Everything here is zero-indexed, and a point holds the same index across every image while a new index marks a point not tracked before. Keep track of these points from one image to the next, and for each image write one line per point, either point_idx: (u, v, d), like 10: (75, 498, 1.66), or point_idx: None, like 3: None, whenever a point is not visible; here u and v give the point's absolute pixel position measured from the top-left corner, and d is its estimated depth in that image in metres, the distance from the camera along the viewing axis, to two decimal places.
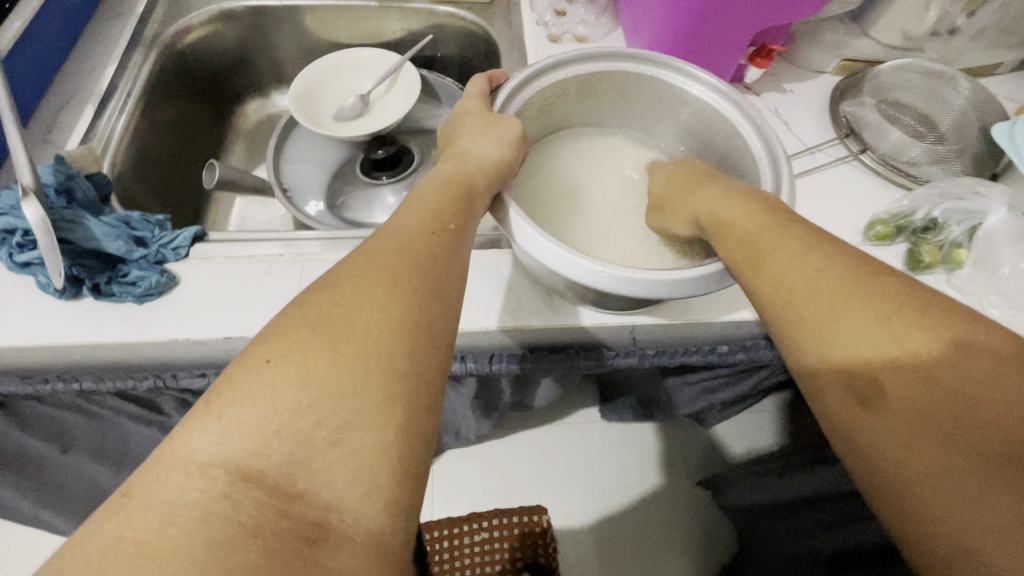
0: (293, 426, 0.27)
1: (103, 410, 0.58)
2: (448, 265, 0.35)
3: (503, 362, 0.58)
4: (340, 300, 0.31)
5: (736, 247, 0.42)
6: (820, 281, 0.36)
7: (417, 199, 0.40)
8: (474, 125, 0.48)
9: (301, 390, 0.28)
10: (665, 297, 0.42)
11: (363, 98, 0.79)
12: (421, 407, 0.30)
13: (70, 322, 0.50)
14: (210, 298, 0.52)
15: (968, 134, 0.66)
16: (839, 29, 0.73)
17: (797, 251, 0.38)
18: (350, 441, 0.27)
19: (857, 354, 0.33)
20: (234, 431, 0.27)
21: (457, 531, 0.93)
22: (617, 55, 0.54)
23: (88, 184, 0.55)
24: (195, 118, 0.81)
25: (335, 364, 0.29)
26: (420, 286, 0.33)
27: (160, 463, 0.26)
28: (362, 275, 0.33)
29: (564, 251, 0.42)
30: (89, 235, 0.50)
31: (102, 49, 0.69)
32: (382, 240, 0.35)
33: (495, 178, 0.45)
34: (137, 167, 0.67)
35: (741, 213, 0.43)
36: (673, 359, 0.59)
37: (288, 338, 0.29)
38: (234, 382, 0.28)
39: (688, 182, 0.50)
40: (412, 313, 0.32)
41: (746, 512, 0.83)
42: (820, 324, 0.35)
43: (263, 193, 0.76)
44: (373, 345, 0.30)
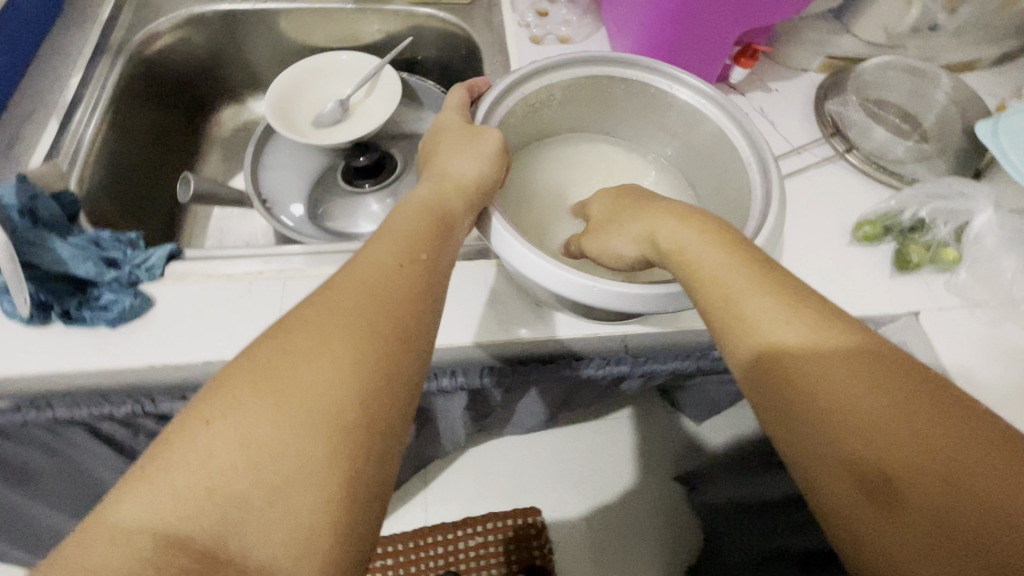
0: (229, 486, 0.28)
1: (73, 439, 0.55)
2: (411, 304, 0.35)
3: (492, 376, 0.57)
4: (289, 351, 0.31)
5: (707, 296, 0.38)
6: (807, 346, 0.33)
7: (390, 226, 0.40)
8: (451, 139, 0.46)
9: (239, 452, 0.28)
10: (653, 310, 0.42)
11: (341, 103, 0.77)
12: (365, 459, 0.30)
13: (40, 351, 0.48)
14: (188, 320, 0.50)
15: (951, 132, 0.67)
16: (821, 27, 0.73)
17: (778, 309, 0.35)
18: (288, 499, 0.28)
19: (856, 438, 0.30)
20: (164, 494, 0.27)
21: (450, 537, 0.95)
22: (602, 60, 0.53)
23: (53, 204, 0.53)
24: (167, 127, 0.78)
25: (276, 422, 0.29)
26: (377, 332, 0.33)
27: (91, 526, 0.27)
28: (317, 322, 0.33)
29: (552, 265, 0.42)
30: (56, 259, 0.48)
31: (65, 58, 0.66)
32: (346, 279, 0.35)
33: (474, 197, 0.44)
34: (107, 182, 0.64)
35: (715, 254, 0.39)
36: (664, 366, 0.58)
37: (231, 394, 0.30)
38: (172, 444, 0.28)
39: (629, 211, 0.46)
40: (360, 365, 0.31)
41: (721, 510, 0.84)
42: (812, 399, 0.32)
43: (241, 205, 0.74)
44: (319, 401, 0.30)
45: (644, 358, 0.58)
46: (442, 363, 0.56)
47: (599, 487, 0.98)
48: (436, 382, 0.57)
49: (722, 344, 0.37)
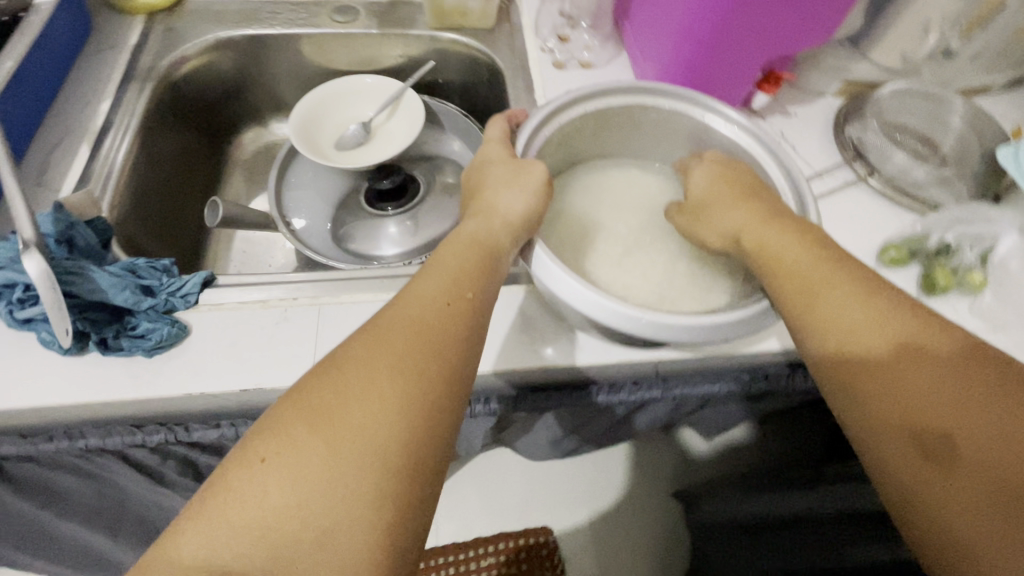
0: (281, 525, 0.28)
1: (104, 465, 0.55)
2: (455, 343, 0.35)
3: (525, 404, 0.57)
4: (340, 390, 0.32)
5: (782, 283, 0.42)
6: (870, 328, 0.38)
7: (437, 262, 0.40)
8: (498, 172, 0.46)
9: (292, 489, 0.28)
10: (700, 341, 0.42)
11: (365, 126, 0.78)
12: (408, 503, 0.30)
13: (77, 381, 0.47)
14: (223, 349, 0.50)
15: (969, 158, 0.68)
16: (839, 54, 0.75)
17: (847, 296, 0.40)
18: (335, 541, 0.28)
19: (916, 405, 0.35)
20: (218, 531, 0.27)
21: (463, 557, 0.97)
22: (636, 89, 0.54)
23: (89, 231, 0.53)
24: (191, 150, 0.78)
25: (328, 462, 0.29)
26: (423, 372, 0.33)
27: (153, 563, 0.27)
28: (368, 359, 0.33)
29: (598, 295, 0.42)
30: (94, 288, 0.48)
31: (95, 84, 0.67)
32: (393, 316, 0.36)
33: (521, 231, 0.44)
34: (135, 206, 0.65)
35: (792, 250, 0.43)
36: (693, 390, 0.58)
37: (285, 432, 0.30)
38: (229, 481, 0.29)
39: (729, 197, 0.48)
40: (412, 404, 0.32)
41: (716, 528, 0.86)
42: (875, 372, 0.37)
43: (265, 228, 0.74)
44: (370, 441, 0.30)
45: (674, 383, 0.59)
46: (476, 389, 0.56)
47: (615, 503, 0.99)
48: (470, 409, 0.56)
49: (790, 322, 0.42)
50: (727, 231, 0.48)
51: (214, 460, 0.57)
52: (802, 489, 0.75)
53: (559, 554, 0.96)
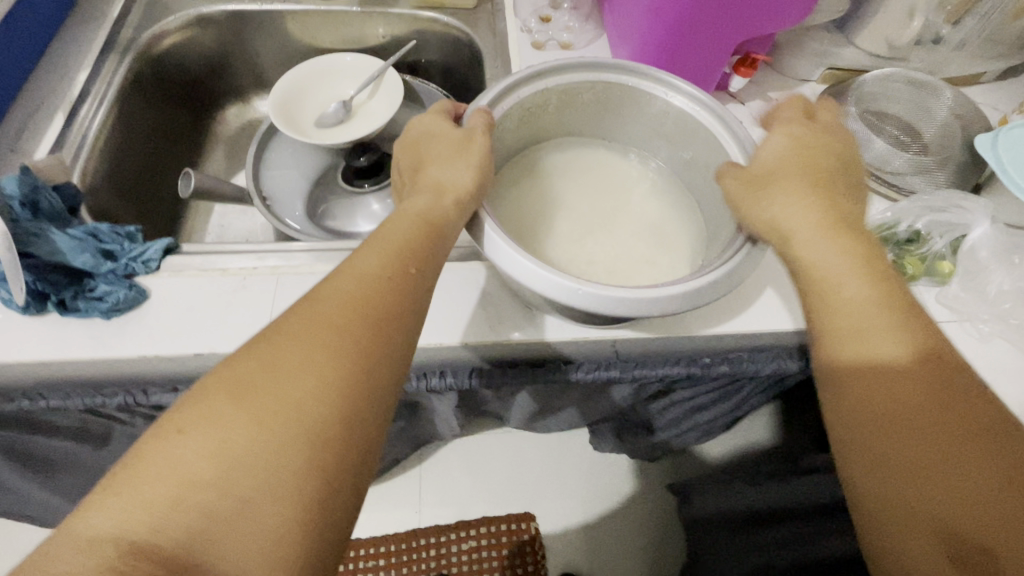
0: (199, 496, 0.27)
1: (72, 424, 0.57)
2: (395, 319, 0.36)
3: (481, 378, 0.56)
4: (268, 362, 0.32)
5: (840, 333, 0.39)
6: (922, 398, 0.36)
7: (380, 238, 0.40)
8: (443, 146, 0.46)
9: (213, 460, 0.28)
10: (640, 314, 0.41)
11: (345, 104, 0.78)
12: (337, 469, 0.30)
13: (37, 339, 0.49)
14: (179, 313, 0.51)
15: (952, 143, 0.66)
16: (824, 38, 0.73)
17: (905, 359, 0.37)
18: (257, 509, 0.28)
19: (954, 496, 0.33)
20: (132, 502, 0.27)
21: (445, 539, 1.01)
22: (599, 65, 0.53)
23: (55, 195, 0.54)
24: (173, 125, 0.79)
25: (253, 431, 0.29)
26: (359, 345, 0.33)
27: (59, 539, 0.26)
28: (302, 333, 0.33)
29: (540, 267, 0.42)
30: (53, 249, 0.49)
31: (75, 55, 0.68)
32: (330, 291, 0.36)
33: (465, 201, 0.44)
34: (111, 175, 0.66)
35: (857, 288, 0.39)
36: (654, 372, 0.57)
37: (207, 404, 0.30)
38: (144, 454, 0.28)
39: (784, 188, 0.44)
40: (346, 376, 0.32)
41: (709, 522, 0.81)
42: (918, 448, 0.35)
43: (242, 202, 0.75)
44: (299, 411, 0.30)
45: (633, 363, 0.57)
46: (432, 363, 0.56)
47: (595, 493, 1.04)
48: (424, 382, 0.56)
49: (823, 379, 0.40)
50: (767, 223, 0.44)
51: None
52: (778, 482, 0.74)
53: (541, 540, 1.01)
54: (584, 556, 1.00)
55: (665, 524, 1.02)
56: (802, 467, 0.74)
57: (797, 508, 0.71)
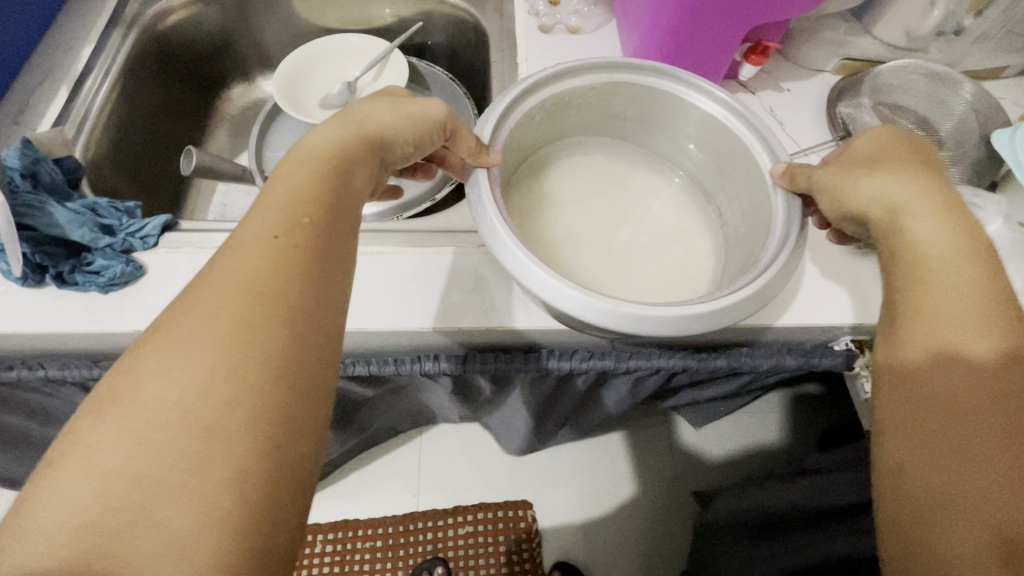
0: (87, 520, 0.24)
1: (69, 396, 0.58)
2: (285, 277, 0.32)
3: (476, 362, 0.56)
4: (144, 362, 0.28)
5: (925, 322, 0.36)
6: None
7: (273, 197, 0.36)
8: (364, 95, 0.46)
9: (95, 478, 0.25)
10: (651, 333, 0.40)
11: (349, 85, 0.77)
12: (241, 448, 0.27)
13: (34, 311, 0.49)
14: (175, 289, 0.51)
15: (968, 139, 0.63)
16: (840, 27, 0.71)
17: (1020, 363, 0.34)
18: (157, 515, 0.25)
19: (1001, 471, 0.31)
20: (17, 547, 0.23)
21: (442, 524, 1.02)
22: (623, 67, 0.52)
23: (56, 168, 0.54)
24: (178, 102, 0.79)
25: (134, 439, 0.26)
26: (237, 316, 0.30)
27: None
28: (180, 322, 0.29)
29: (557, 280, 0.40)
30: (52, 222, 0.50)
31: (80, 29, 0.68)
32: (216, 271, 0.32)
33: (386, 121, 0.42)
34: (114, 152, 0.66)
35: (973, 287, 0.36)
36: (649, 362, 0.57)
37: (82, 425, 0.26)
38: (29, 492, 0.25)
39: (877, 166, 0.42)
40: (235, 351, 0.29)
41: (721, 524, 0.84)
42: (983, 429, 0.32)
43: (244, 180, 0.75)
44: (183, 401, 0.27)
45: (628, 354, 0.57)
46: (428, 346, 0.57)
47: (593, 491, 1.04)
48: (420, 365, 0.57)
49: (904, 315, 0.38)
50: (860, 197, 0.42)
51: None
52: (781, 479, 0.76)
53: (537, 527, 1.02)
54: (580, 547, 1.00)
55: (662, 520, 1.02)
56: (807, 467, 0.75)
57: (790, 509, 0.70)
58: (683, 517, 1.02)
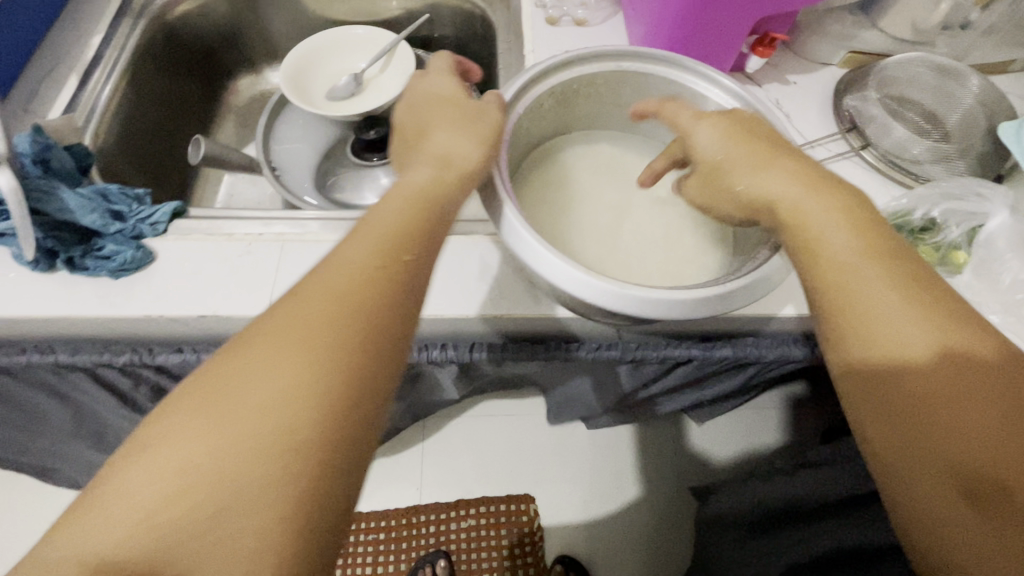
0: (165, 514, 0.25)
1: (78, 381, 0.58)
2: (381, 314, 0.31)
3: (483, 351, 0.57)
4: (240, 372, 0.28)
5: (853, 331, 0.34)
6: (960, 377, 0.31)
7: (370, 220, 0.35)
8: (445, 112, 0.42)
9: (177, 479, 0.25)
10: (668, 318, 0.40)
11: (356, 77, 0.77)
12: (315, 482, 0.27)
13: (45, 295, 0.49)
14: (184, 275, 0.51)
15: (973, 132, 0.63)
16: (847, 20, 0.71)
17: (953, 357, 0.31)
18: (228, 525, 0.25)
19: (955, 487, 0.30)
20: (97, 527, 0.25)
21: (444, 517, 1.02)
22: (631, 56, 0.52)
23: (67, 155, 0.55)
24: (186, 92, 0.80)
25: (221, 447, 0.26)
26: (336, 348, 0.29)
27: (37, 559, 0.24)
28: (274, 338, 0.29)
29: (562, 261, 0.40)
30: (63, 207, 0.50)
31: (89, 18, 0.68)
32: (309, 287, 0.31)
33: (471, 171, 0.40)
34: (122, 141, 0.66)
35: (886, 283, 0.34)
36: (656, 352, 0.57)
37: (176, 418, 0.27)
38: (114, 471, 0.26)
39: (753, 156, 0.40)
40: (321, 382, 0.28)
41: (716, 523, 0.82)
42: (932, 445, 0.30)
43: (251, 171, 0.75)
44: (269, 423, 0.27)
45: (634, 345, 0.57)
46: (434, 335, 0.57)
47: (596, 485, 1.04)
48: (427, 354, 0.57)
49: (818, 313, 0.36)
50: (750, 194, 0.39)
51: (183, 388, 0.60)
52: (786, 474, 0.75)
53: (539, 522, 1.02)
54: (582, 542, 1.00)
55: (663, 514, 1.02)
56: (811, 460, 0.73)
57: (792, 503, 0.71)
58: (685, 512, 1.02)
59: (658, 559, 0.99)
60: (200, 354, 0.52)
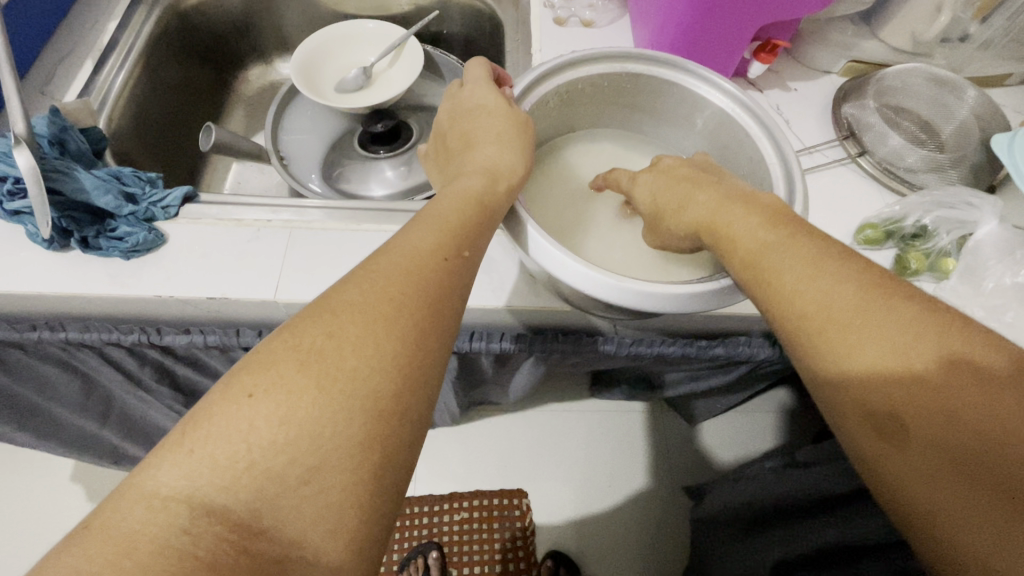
0: (266, 462, 0.25)
1: (86, 360, 0.59)
2: (448, 297, 0.33)
3: (482, 342, 0.59)
4: (337, 334, 0.29)
5: (776, 318, 0.37)
6: (857, 334, 0.33)
7: (430, 215, 0.37)
8: (490, 124, 0.45)
9: (280, 428, 0.26)
10: (675, 311, 0.42)
11: (365, 71, 0.78)
12: (395, 447, 0.28)
13: (58, 273, 0.51)
14: (193, 258, 0.52)
15: (968, 143, 0.64)
16: (848, 30, 0.72)
17: (856, 320, 0.33)
18: (322, 479, 0.26)
19: (884, 434, 0.32)
20: (200, 465, 0.25)
21: (437, 509, 1.04)
22: (637, 58, 0.53)
23: (81, 138, 0.56)
24: (197, 80, 0.81)
25: (319, 403, 0.27)
26: (416, 323, 0.30)
27: (126, 493, 0.24)
28: (359, 306, 0.30)
29: (558, 250, 0.42)
30: (79, 188, 0.52)
31: (104, 3, 0.69)
32: (388, 262, 0.33)
33: (517, 183, 0.43)
34: (135, 125, 0.68)
35: (793, 267, 0.36)
36: (650, 349, 0.59)
37: (274, 369, 0.27)
38: (212, 416, 0.26)
39: (679, 194, 0.45)
40: (404, 354, 0.29)
41: (711, 523, 0.87)
42: (853, 401, 0.33)
43: (259, 159, 0.77)
44: (360, 385, 0.28)
45: (630, 340, 0.59)
46: None
47: (587, 482, 1.06)
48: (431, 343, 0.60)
49: (759, 308, 0.38)
50: (684, 230, 0.44)
51: (188, 369, 0.62)
52: (776, 474, 0.75)
53: (531, 517, 1.02)
54: (572, 538, 1.02)
55: (653, 511, 1.04)
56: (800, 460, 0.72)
57: (779, 504, 0.73)
58: (673, 509, 1.04)
59: (646, 555, 1.00)
60: (207, 336, 0.53)
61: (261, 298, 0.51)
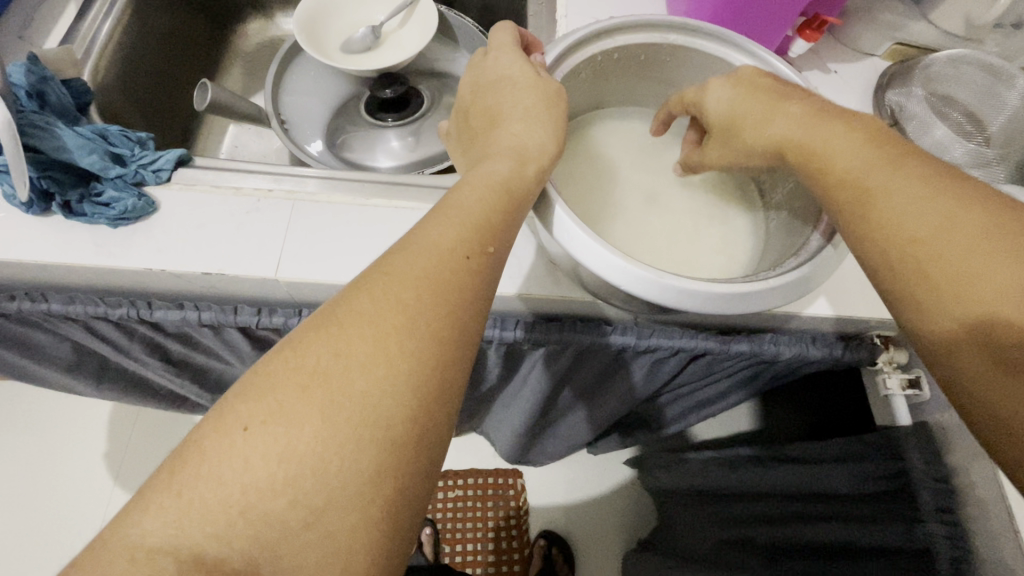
0: (263, 506, 0.22)
1: (69, 332, 0.56)
2: (469, 303, 0.29)
3: (497, 330, 0.55)
4: (344, 352, 0.25)
5: (871, 240, 0.34)
6: (976, 258, 0.30)
7: (449, 207, 0.33)
8: (517, 98, 0.40)
9: (280, 465, 0.23)
10: (712, 313, 0.39)
11: (374, 30, 0.72)
12: (409, 481, 0.25)
13: (38, 239, 0.47)
14: (186, 228, 0.48)
15: (1016, 139, 0.60)
16: (898, 9, 0.67)
17: (969, 240, 0.30)
18: (327, 522, 0.23)
19: (1004, 364, 0.28)
20: (190, 509, 0.22)
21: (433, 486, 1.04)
22: (679, 29, 0.49)
23: (64, 90, 0.51)
24: (192, 32, 0.75)
25: (324, 434, 0.23)
26: (433, 335, 0.27)
27: (107, 543, 0.21)
28: (368, 318, 0.26)
29: (593, 240, 0.38)
30: (60, 146, 0.47)
31: None
32: (402, 264, 0.29)
33: (547, 163, 0.38)
34: (123, 79, 0.63)
35: (900, 187, 0.33)
36: (669, 342, 0.55)
37: (271, 397, 0.24)
38: (204, 452, 0.23)
39: (764, 103, 0.40)
40: (419, 374, 0.26)
41: (677, 495, 0.89)
42: (962, 327, 0.30)
43: (258, 122, 0.72)
44: (371, 411, 0.24)
45: (649, 330, 0.55)
46: None
47: (583, 466, 1.04)
48: None
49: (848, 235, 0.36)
50: (763, 145, 0.40)
51: (177, 347, 0.58)
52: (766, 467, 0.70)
53: (525, 497, 1.02)
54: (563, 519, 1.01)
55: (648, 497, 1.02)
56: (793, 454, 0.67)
57: (762, 495, 0.71)
58: None
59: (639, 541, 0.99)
60: (201, 312, 0.50)
61: (260, 274, 0.47)
